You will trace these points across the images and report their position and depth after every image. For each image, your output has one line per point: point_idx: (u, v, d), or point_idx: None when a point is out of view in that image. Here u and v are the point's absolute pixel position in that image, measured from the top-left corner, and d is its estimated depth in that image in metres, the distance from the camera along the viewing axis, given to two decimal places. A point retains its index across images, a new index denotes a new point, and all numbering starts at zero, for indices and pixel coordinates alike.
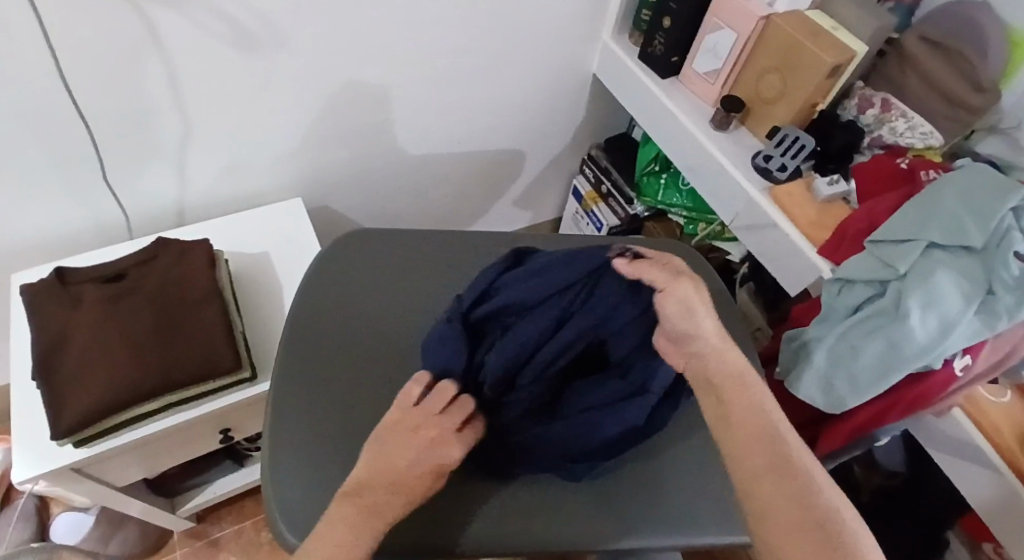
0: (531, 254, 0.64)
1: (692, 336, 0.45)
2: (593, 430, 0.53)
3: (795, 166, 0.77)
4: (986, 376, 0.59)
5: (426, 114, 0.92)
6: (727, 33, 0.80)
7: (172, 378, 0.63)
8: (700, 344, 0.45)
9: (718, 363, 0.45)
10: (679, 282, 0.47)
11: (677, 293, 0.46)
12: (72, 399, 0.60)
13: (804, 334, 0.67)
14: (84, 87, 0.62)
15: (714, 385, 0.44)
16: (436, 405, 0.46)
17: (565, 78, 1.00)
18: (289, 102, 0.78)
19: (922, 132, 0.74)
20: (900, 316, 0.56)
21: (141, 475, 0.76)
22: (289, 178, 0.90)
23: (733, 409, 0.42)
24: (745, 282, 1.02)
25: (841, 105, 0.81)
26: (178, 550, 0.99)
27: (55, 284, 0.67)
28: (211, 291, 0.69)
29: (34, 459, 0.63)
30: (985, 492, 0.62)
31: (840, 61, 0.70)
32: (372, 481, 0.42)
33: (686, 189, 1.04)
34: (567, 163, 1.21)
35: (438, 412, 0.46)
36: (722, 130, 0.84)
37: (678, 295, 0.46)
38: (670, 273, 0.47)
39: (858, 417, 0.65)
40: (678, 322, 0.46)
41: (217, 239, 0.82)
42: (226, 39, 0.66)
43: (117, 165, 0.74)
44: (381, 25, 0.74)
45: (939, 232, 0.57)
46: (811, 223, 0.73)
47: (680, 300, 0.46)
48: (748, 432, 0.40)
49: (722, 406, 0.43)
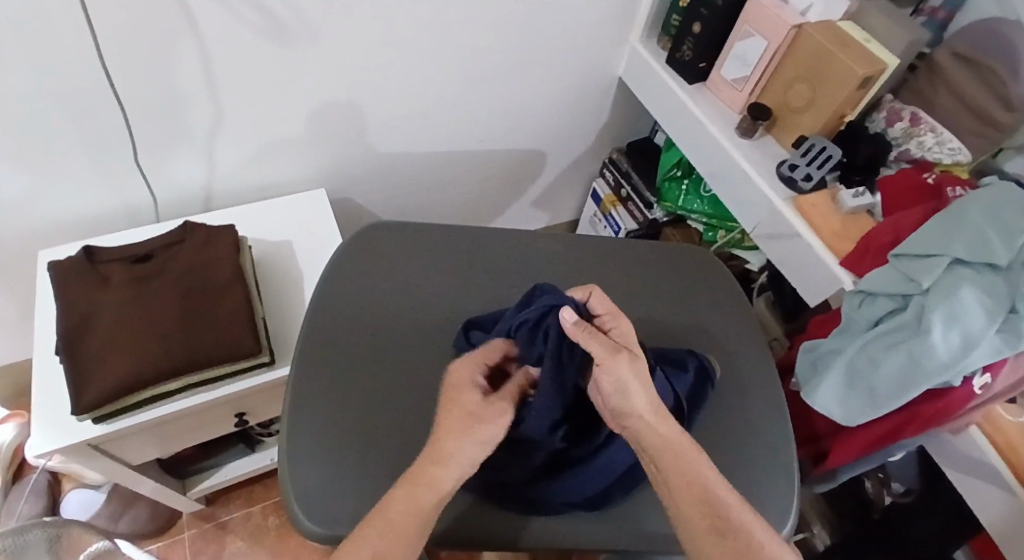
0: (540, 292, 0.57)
1: (627, 415, 0.46)
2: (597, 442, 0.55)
3: (820, 176, 0.76)
4: (1005, 397, 0.59)
5: (450, 111, 0.92)
6: (756, 41, 0.80)
7: (193, 359, 0.64)
8: (634, 421, 0.46)
9: (653, 437, 0.46)
10: (616, 360, 0.45)
11: (614, 372, 0.45)
12: (95, 375, 0.61)
13: (824, 345, 0.67)
14: (120, 71, 0.64)
15: (651, 454, 0.47)
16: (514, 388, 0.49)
17: (590, 80, 1.00)
18: (318, 94, 0.79)
19: (950, 148, 0.74)
20: (922, 330, 0.56)
21: (155, 455, 0.77)
22: (313, 169, 0.91)
23: (671, 475, 0.45)
24: (763, 292, 1.03)
25: (870, 117, 0.81)
26: (186, 532, 1.00)
27: (83, 262, 0.68)
28: (234, 276, 0.70)
29: (53, 432, 0.64)
30: (998, 515, 0.61)
31: (869, 73, 0.70)
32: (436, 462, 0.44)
33: (708, 196, 1.04)
34: (587, 166, 1.21)
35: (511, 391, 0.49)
36: (748, 137, 0.84)
37: (614, 376, 0.45)
38: (609, 348, 0.45)
39: (872, 432, 0.65)
40: (614, 399, 0.46)
41: (241, 225, 0.83)
42: (261, 30, 0.67)
43: (147, 150, 0.75)
44: (411, 21, 0.75)
45: (964, 249, 0.56)
46: (834, 233, 0.73)
47: (615, 382, 0.45)
48: (688, 493, 0.45)
49: (659, 473, 0.46)
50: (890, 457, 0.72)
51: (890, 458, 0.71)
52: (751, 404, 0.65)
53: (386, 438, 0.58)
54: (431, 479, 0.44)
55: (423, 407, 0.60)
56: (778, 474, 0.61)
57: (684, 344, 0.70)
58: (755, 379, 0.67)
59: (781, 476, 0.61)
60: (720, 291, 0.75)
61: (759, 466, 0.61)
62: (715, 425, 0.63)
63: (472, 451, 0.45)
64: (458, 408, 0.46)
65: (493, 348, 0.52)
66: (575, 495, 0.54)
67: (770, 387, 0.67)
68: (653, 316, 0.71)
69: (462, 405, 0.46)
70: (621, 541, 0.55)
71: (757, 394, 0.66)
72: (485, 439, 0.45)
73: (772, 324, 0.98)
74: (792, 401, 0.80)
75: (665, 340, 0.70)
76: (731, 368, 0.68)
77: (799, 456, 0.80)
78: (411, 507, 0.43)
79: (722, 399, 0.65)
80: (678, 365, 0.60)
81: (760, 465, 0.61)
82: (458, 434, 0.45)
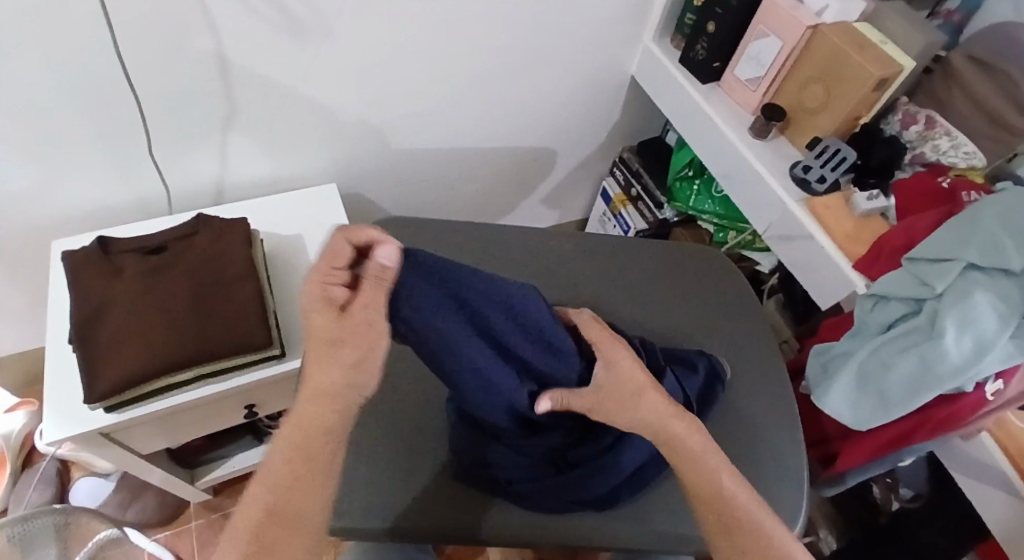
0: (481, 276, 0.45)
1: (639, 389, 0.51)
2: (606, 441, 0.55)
3: (834, 178, 0.76)
4: (1017, 403, 0.58)
5: (462, 107, 0.92)
6: (772, 41, 0.80)
7: (205, 351, 0.64)
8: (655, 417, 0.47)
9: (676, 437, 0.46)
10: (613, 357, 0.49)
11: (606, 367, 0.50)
12: (108, 364, 0.62)
13: (835, 348, 0.67)
14: (135, 62, 0.64)
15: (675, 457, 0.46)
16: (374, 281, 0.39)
17: (602, 78, 1.00)
18: (330, 90, 0.79)
19: (965, 151, 0.73)
20: (934, 335, 0.55)
21: (165, 445, 0.78)
22: (324, 163, 0.91)
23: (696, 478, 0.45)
24: (773, 293, 1.02)
25: (885, 119, 0.80)
26: (193, 522, 1.01)
27: (96, 252, 0.69)
28: (245, 268, 0.70)
29: (66, 420, 0.64)
30: (1009, 523, 0.61)
31: (886, 74, 0.70)
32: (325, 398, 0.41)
33: (718, 196, 1.04)
34: (598, 165, 1.21)
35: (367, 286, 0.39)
36: (761, 138, 0.83)
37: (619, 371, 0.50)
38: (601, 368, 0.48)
39: (881, 436, 0.65)
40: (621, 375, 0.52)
41: (253, 218, 0.83)
42: (276, 23, 0.67)
43: (160, 141, 0.75)
44: (424, 16, 0.75)
45: (978, 253, 0.56)
46: (847, 236, 0.72)
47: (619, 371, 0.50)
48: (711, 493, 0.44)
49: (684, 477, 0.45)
50: (899, 462, 0.71)
51: (899, 462, 0.71)
52: (760, 406, 0.65)
53: (396, 433, 0.58)
54: (309, 429, 0.41)
55: (433, 402, 0.60)
56: (786, 476, 0.61)
57: (693, 344, 0.70)
58: (765, 381, 0.67)
59: (789, 477, 0.61)
60: (732, 291, 0.75)
61: (768, 467, 0.61)
62: (723, 425, 0.63)
63: (342, 379, 0.41)
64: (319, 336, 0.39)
65: (340, 247, 0.39)
66: (585, 493, 0.54)
67: (779, 389, 0.67)
68: (662, 315, 0.71)
69: (316, 331, 0.39)
70: (628, 539, 0.55)
71: (766, 395, 0.66)
72: (350, 363, 0.40)
73: (781, 326, 0.98)
74: (801, 403, 0.80)
75: (675, 340, 0.70)
76: (740, 369, 0.68)
77: (807, 458, 0.80)
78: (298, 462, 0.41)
79: (731, 400, 0.65)
80: (687, 365, 0.60)
81: (768, 467, 0.61)
82: (322, 366, 0.40)
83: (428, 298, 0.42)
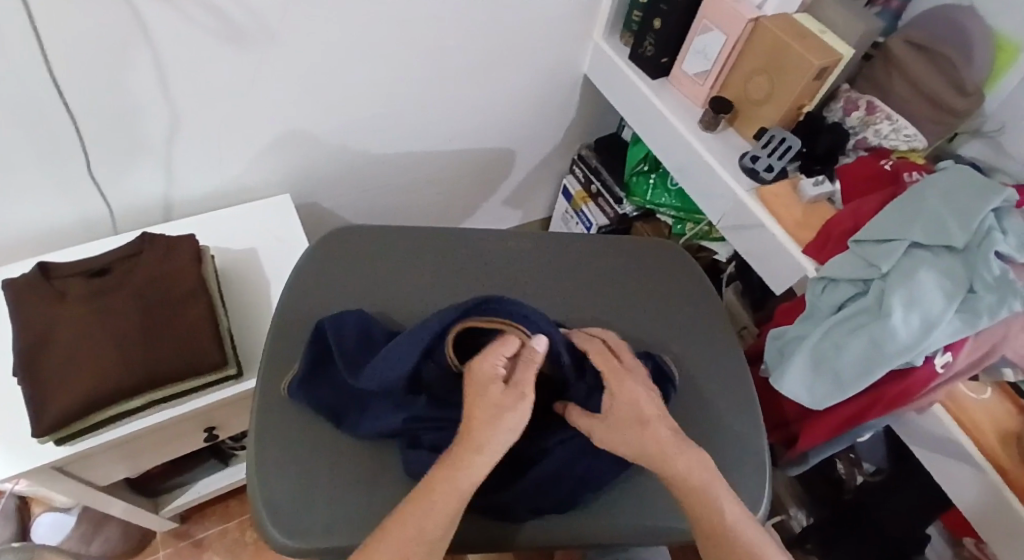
0: (347, 324, 0.59)
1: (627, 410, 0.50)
2: (570, 444, 0.55)
3: (781, 166, 0.78)
4: (966, 375, 0.60)
5: (416, 110, 0.92)
6: (715, 35, 0.81)
7: (159, 374, 0.62)
8: None
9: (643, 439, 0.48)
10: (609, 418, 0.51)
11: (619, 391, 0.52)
12: (56, 395, 0.59)
13: (790, 332, 0.68)
14: (70, 81, 0.62)
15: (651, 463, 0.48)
16: (501, 353, 0.48)
17: (557, 77, 1.01)
18: (280, 100, 0.78)
19: (905, 134, 0.75)
20: (883, 313, 0.57)
21: (124, 474, 0.75)
22: (278, 174, 0.90)
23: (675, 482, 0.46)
24: (732, 282, 1.03)
25: (828, 107, 0.83)
26: (161, 550, 0.98)
27: (36, 278, 0.66)
28: (197, 286, 0.68)
29: (15, 455, 0.62)
30: (967, 492, 0.63)
31: (826, 63, 0.72)
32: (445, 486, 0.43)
33: (675, 189, 1.05)
34: (557, 163, 1.21)
35: (507, 359, 0.48)
36: (711, 131, 0.85)
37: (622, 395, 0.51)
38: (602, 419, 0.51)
39: (839, 415, 0.67)
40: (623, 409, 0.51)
41: (203, 234, 0.81)
42: (218, 32, 0.65)
43: (104, 161, 0.73)
44: (373, 22, 0.74)
45: (921, 233, 0.58)
46: (797, 222, 0.74)
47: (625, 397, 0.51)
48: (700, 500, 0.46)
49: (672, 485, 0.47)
50: (858, 439, 0.73)
51: (859, 439, 0.73)
52: (723, 394, 0.66)
53: (354, 448, 0.56)
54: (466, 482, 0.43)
55: None
56: (750, 462, 0.62)
57: (655, 336, 0.70)
58: (726, 370, 0.68)
59: (754, 463, 0.62)
60: (688, 282, 0.76)
61: (733, 454, 0.62)
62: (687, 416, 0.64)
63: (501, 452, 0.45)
64: (506, 407, 0.45)
65: (506, 342, 0.49)
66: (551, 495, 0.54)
67: (740, 377, 0.68)
68: (622, 309, 0.72)
69: (482, 399, 0.45)
70: (597, 536, 0.55)
71: (728, 384, 0.67)
72: (513, 427, 0.45)
73: (740, 314, 1.00)
74: (762, 389, 0.81)
75: (636, 334, 0.70)
76: (702, 359, 0.69)
77: (771, 441, 0.82)
78: (449, 501, 0.43)
79: (693, 390, 0.66)
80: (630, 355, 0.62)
81: (734, 454, 0.62)
82: (488, 426, 0.44)
83: (349, 325, 0.59)
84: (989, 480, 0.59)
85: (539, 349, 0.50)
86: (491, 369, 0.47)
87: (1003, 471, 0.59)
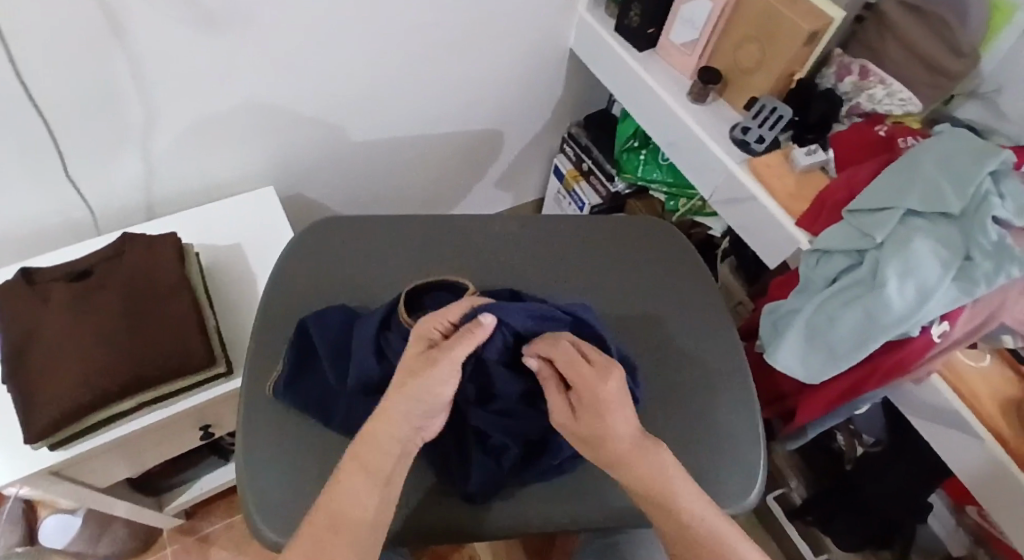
0: (331, 321, 0.59)
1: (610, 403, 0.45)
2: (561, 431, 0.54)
3: (772, 137, 0.76)
4: (964, 343, 0.59)
5: (399, 96, 0.90)
6: (702, 2, 0.78)
7: (146, 375, 0.62)
8: None
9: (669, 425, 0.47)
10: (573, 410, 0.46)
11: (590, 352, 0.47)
12: (45, 401, 0.59)
13: (784, 306, 0.67)
14: (39, 81, 0.60)
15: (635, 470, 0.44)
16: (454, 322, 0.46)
17: (543, 53, 0.98)
18: (257, 90, 0.76)
19: (900, 99, 0.73)
20: (877, 284, 0.56)
21: (123, 474, 0.75)
22: (261, 166, 0.88)
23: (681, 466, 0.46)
24: (727, 256, 1.02)
25: (820, 73, 0.80)
26: (168, 546, 0.99)
27: (19, 285, 0.65)
28: (182, 285, 0.67)
29: (10, 462, 0.61)
30: (969, 462, 0.62)
31: (816, 27, 0.69)
32: (369, 448, 0.43)
33: (667, 164, 1.03)
34: (547, 142, 1.19)
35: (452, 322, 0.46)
36: (700, 103, 0.83)
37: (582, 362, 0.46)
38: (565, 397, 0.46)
39: (836, 387, 0.66)
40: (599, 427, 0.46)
41: (187, 231, 0.80)
42: (187, 24, 0.63)
43: (82, 160, 0.71)
44: (348, 5, 0.72)
45: (916, 200, 0.56)
46: (789, 194, 0.72)
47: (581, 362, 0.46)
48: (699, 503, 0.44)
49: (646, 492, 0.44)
50: (857, 411, 0.72)
51: (856, 411, 0.72)
52: (716, 371, 0.65)
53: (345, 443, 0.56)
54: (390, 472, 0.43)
55: None
56: (746, 438, 0.61)
57: (648, 316, 0.69)
58: (721, 347, 0.67)
59: (750, 440, 0.61)
60: (681, 259, 0.74)
61: (729, 432, 0.61)
62: (683, 396, 0.63)
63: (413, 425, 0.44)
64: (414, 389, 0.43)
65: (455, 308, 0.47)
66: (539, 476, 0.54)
67: (734, 353, 0.67)
68: (616, 291, 0.71)
69: (403, 362, 0.45)
70: (592, 521, 0.55)
71: (725, 362, 0.66)
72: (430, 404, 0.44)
73: (736, 289, 0.99)
74: (758, 365, 0.81)
75: (629, 314, 0.69)
76: (696, 337, 0.68)
77: (768, 416, 0.81)
78: (356, 480, 0.42)
79: (687, 369, 0.65)
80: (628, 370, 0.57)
81: (729, 431, 0.61)
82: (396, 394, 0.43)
83: (332, 319, 0.59)
84: (992, 450, 0.59)
85: (485, 324, 0.45)
86: (427, 330, 0.45)
87: (1004, 442, 0.58)
